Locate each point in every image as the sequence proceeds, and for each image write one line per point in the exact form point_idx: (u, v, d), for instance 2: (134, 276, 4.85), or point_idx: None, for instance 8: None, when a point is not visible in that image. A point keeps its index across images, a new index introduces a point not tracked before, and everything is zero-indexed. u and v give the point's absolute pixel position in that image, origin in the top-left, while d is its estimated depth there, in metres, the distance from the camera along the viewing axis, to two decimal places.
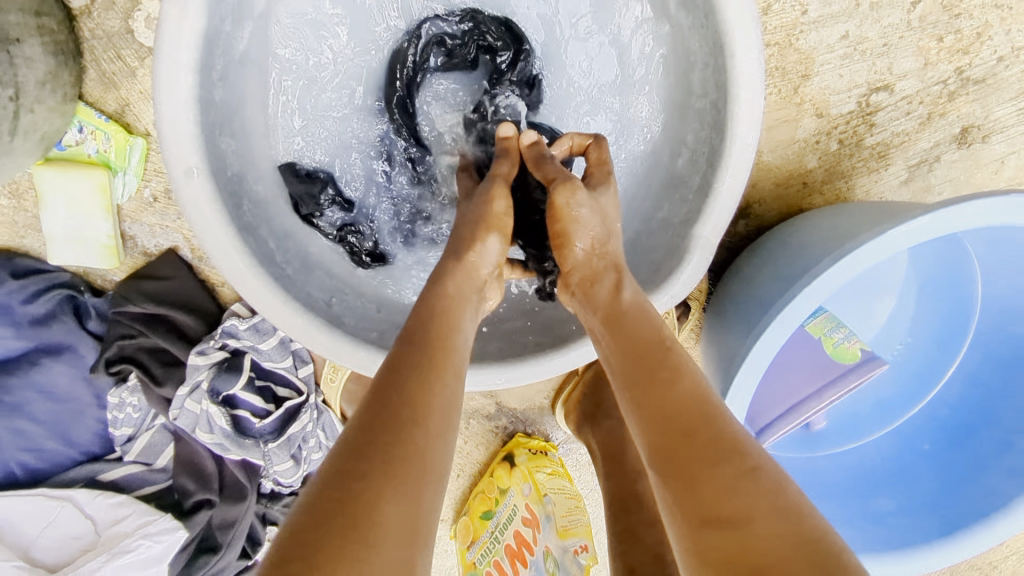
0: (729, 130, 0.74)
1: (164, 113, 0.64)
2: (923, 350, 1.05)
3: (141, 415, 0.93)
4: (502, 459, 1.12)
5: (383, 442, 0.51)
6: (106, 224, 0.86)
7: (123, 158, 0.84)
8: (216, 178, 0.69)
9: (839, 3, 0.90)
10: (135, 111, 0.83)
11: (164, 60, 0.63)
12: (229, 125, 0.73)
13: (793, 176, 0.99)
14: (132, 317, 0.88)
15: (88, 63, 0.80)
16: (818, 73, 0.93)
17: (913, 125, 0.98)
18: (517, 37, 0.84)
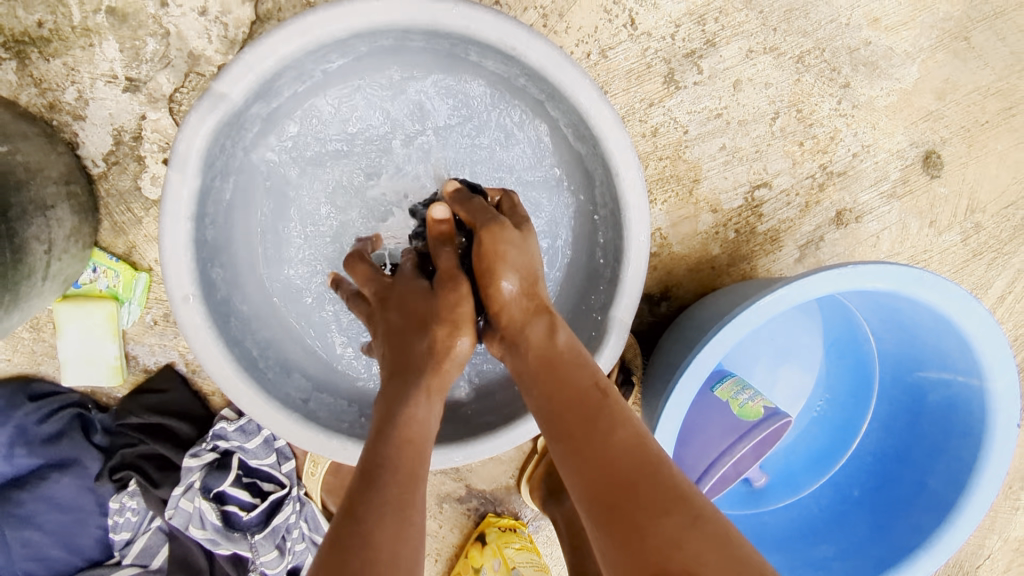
0: (626, 232, 0.91)
1: (167, 253, 0.81)
2: (841, 403, 1.19)
3: (139, 518, 1.02)
4: (475, 539, 1.21)
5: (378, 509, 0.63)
6: (113, 347, 1.00)
7: (129, 290, 1.00)
8: (207, 301, 0.85)
9: (713, 123, 1.10)
10: (140, 251, 1.00)
11: (166, 213, 0.80)
12: (218, 258, 0.89)
13: (702, 262, 1.17)
14: (134, 427, 1.00)
15: (103, 216, 0.98)
16: (706, 177, 1.13)
17: (796, 212, 1.17)
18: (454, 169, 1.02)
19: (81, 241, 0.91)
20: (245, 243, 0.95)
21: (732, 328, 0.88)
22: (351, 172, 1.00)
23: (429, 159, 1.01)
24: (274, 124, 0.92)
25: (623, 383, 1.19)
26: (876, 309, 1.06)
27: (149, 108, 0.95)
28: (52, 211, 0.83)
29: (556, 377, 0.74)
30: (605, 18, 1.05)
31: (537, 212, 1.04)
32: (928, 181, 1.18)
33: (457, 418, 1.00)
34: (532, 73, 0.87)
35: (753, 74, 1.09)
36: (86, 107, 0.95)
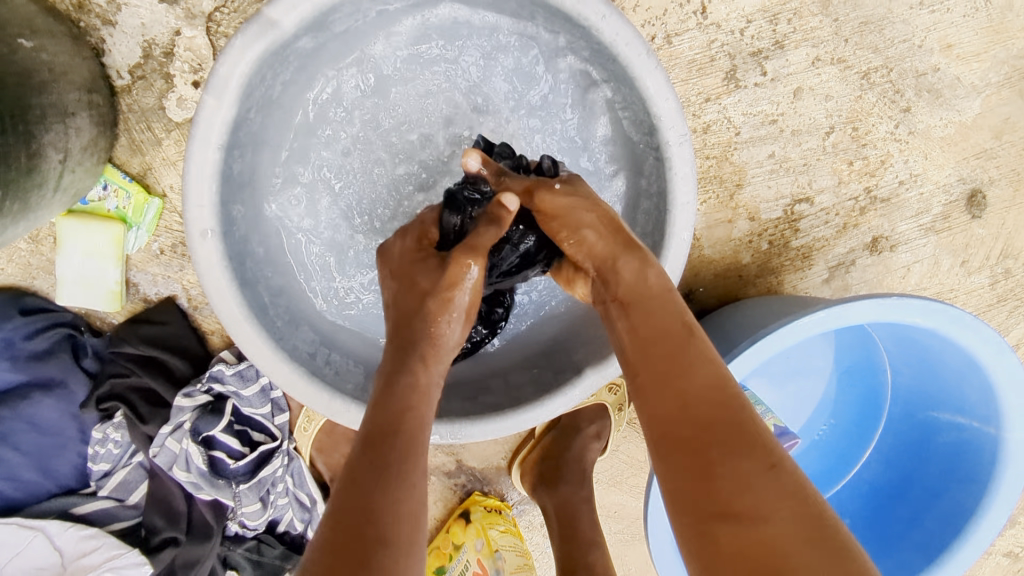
0: (668, 229, 0.88)
1: (191, 184, 0.76)
2: (845, 429, 1.18)
3: (121, 451, 0.98)
4: (458, 516, 1.19)
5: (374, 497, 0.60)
6: (115, 272, 0.95)
7: (139, 214, 0.95)
8: (227, 239, 0.80)
9: (767, 128, 1.06)
10: (155, 174, 0.94)
11: (195, 141, 0.75)
12: (241, 195, 0.84)
13: (730, 269, 1.14)
14: (127, 358, 0.96)
15: (121, 132, 0.92)
16: (749, 184, 1.09)
17: (832, 233, 1.14)
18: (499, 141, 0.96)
19: (96, 155, 0.85)
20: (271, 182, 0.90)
21: (765, 344, 0.84)
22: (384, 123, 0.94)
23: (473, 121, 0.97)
24: (316, 60, 0.86)
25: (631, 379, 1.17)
26: (900, 342, 1.04)
27: (185, 24, 0.89)
28: (71, 119, 0.77)
29: (648, 313, 0.70)
30: (676, 2, 1.00)
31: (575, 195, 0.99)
32: (968, 220, 1.16)
33: (465, 396, 0.97)
34: (599, 47, 0.82)
35: (816, 84, 1.05)
36: (117, 12, 0.88)
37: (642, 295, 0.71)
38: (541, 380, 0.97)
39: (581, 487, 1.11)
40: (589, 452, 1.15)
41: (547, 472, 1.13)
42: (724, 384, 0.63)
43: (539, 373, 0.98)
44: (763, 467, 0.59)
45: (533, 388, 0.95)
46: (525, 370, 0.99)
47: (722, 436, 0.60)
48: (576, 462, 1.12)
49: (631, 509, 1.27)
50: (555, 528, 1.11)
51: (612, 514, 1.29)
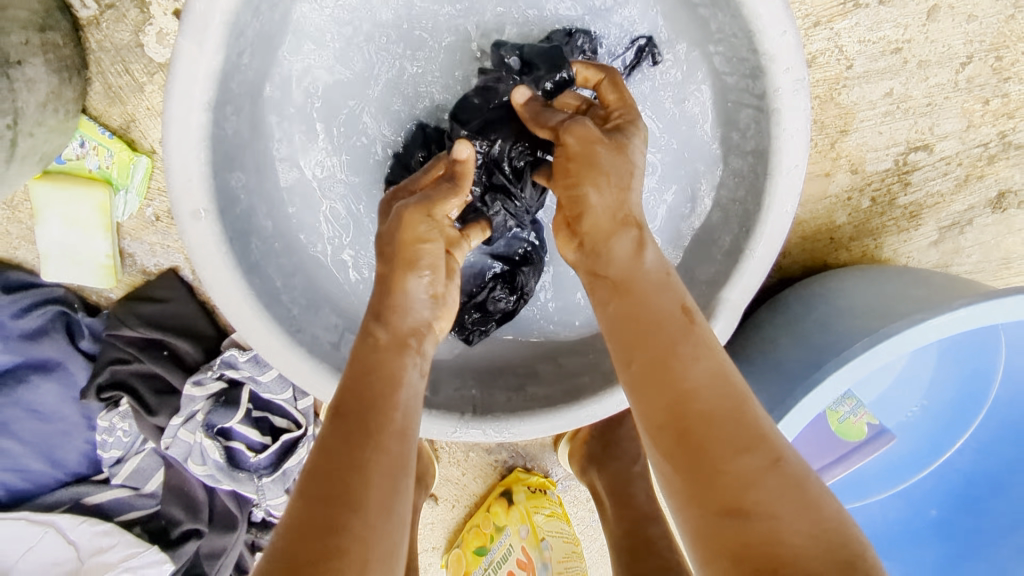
0: (766, 202, 0.70)
1: (173, 151, 0.60)
2: (938, 413, 1.03)
3: (132, 438, 0.89)
4: (499, 494, 1.10)
5: (328, 486, 0.49)
6: (104, 243, 0.82)
7: (126, 175, 0.79)
8: (225, 217, 0.65)
9: (887, 59, 0.85)
10: (140, 127, 0.78)
11: (174, 94, 0.59)
12: (238, 159, 0.67)
13: (821, 232, 0.96)
14: (127, 342, 0.84)
15: (93, 76, 0.75)
16: (856, 129, 0.89)
17: (949, 187, 0.95)
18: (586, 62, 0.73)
19: (63, 108, 0.69)
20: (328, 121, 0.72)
21: (883, 344, 0.68)
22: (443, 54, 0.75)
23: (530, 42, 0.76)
24: None
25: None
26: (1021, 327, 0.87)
27: None
28: None
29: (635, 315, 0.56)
30: None
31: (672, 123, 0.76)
32: None
33: (510, 386, 0.84)
34: None
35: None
36: None
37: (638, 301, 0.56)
38: (599, 369, 0.83)
39: (635, 464, 0.98)
40: None
41: (600, 453, 1.00)
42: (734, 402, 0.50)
43: (596, 359, 0.84)
44: (763, 464, 0.47)
45: (590, 378, 0.82)
46: (579, 356, 0.86)
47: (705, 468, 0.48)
48: (630, 443, 1.00)
49: None
50: (609, 505, 0.96)
51: None
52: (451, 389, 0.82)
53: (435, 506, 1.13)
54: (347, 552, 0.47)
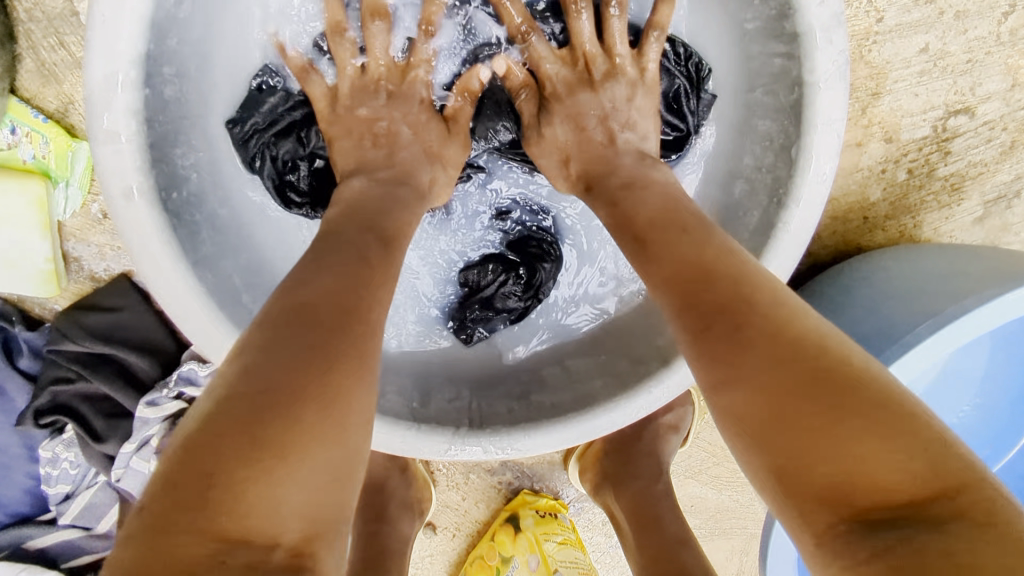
0: (801, 161, 0.60)
1: (97, 116, 0.51)
2: (996, 413, 0.90)
3: (80, 471, 0.78)
4: (505, 521, 0.98)
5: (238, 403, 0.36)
6: (43, 245, 0.72)
7: (64, 166, 0.70)
8: (166, 199, 0.56)
9: (921, 10, 0.76)
10: (80, 110, 0.69)
11: (96, 45, 0.50)
12: (181, 133, 0.59)
13: (853, 211, 0.86)
14: (70, 358, 0.73)
15: (23, 51, 0.66)
16: (890, 92, 0.79)
17: (993, 154, 0.85)
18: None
19: None
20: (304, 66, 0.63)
21: (950, 327, 0.60)
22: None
23: None
24: None
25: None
26: None
27: None
28: None
29: (668, 240, 0.49)
30: None
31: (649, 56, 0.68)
32: None
33: (512, 395, 0.73)
34: None
35: None
36: None
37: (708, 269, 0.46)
38: (613, 371, 0.71)
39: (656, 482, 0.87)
40: (667, 448, 0.91)
41: (614, 470, 0.89)
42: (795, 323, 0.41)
43: (610, 360, 0.73)
44: (825, 383, 0.37)
45: (604, 380, 0.71)
46: (590, 356, 0.75)
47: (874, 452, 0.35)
48: (648, 457, 0.89)
49: (713, 503, 1.05)
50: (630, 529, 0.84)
51: (689, 509, 1.07)
52: (443, 400, 0.71)
53: (433, 537, 1.01)
54: (236, 495, 0.33)
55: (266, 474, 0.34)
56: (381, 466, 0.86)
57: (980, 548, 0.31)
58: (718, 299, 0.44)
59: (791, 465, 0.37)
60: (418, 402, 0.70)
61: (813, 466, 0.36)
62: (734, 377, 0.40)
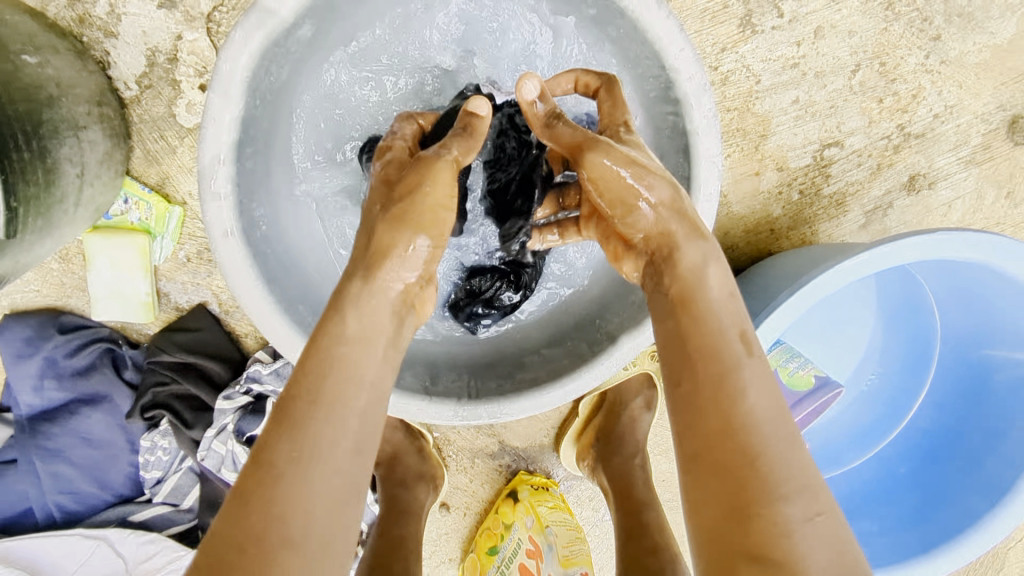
0: (693, 187, 0.84)
1: (207, 182, 0.75)
2: (892, 377, 1.15)
3: (170, 458, 1.00)
4: (506, 496, 1.19)
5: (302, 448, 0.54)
6: (144, 282, 0.96)
7: (163, 226, 0.95)
8: (249, 238, 0.80)
9: (789, 73, 1.02)
10: (173, 183, 0.94)
11: (208, 134, 0.74)
12: (259, 193, 0.82)
13: (761, 224, 1.10)
14: (166, 366, 0.97)
15: (135, 143, 0.92)
16: (774, 133, 1.05)
17: (865, 175, 1.09)
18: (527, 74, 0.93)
19: (113, 167, 0.85)
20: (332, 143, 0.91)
21: (805, 293, 0.80)
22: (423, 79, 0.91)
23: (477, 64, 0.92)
24: (317, 51, 0.83)
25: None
26: (943, 280, 1.00)
27: (185, 27, 0.87)
28: (84, 132, 0.76)
29: (679, 293, 0.63)
30: None
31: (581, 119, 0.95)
32: (1010, 148, 1.11)
33: (501, 374, 0.96)
34: (605, 3, 0.79)
35: (837, 21, 1.00)
36: (118, 23, 0.87)
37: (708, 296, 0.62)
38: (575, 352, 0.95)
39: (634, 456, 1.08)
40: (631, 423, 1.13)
41: (601, 449, 1.10)
42: (732, 423, 0.55)
43: (572, 346, 0.96)
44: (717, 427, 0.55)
45: (570, 359, 0.94)
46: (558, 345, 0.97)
47: (785, 471, 0.53)
48: (625, 434, 1.10)
49: None
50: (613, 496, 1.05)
51: (661, 484, 1.27)
52: (448, 380, 0.94)
53: (448, 515, 1.21)
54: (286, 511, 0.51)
55: (295, 470, 0.52)
56: (403, 446, 1.08)
57: (753, 543, 0.51)
58: (693, 343, 0.59)
59: (711, 457, 0.55)
60: (432, 383, 0.93)
61: (731, 469, 0.54)
62: (683, 389, 0.58)
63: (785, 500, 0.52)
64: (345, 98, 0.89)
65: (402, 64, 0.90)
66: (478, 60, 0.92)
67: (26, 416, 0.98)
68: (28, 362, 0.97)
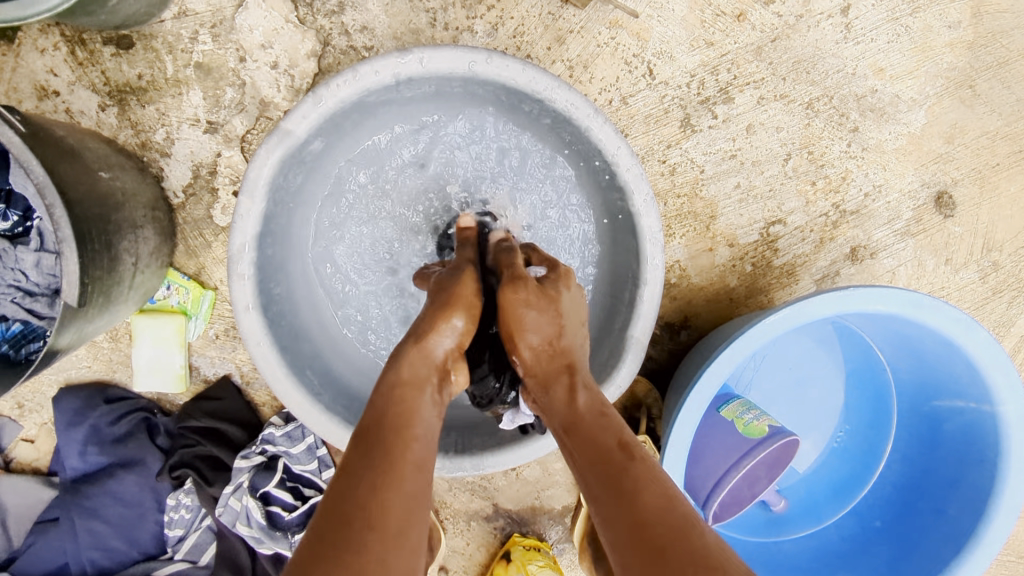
0: (642, 260, 0.97)
1: (234, 268, 0.91)
2: (859, 434, 1.21)
3: (191, 516, 1.11)
4: (501, 557, 1.25)
5: (353, 523, 0.58)
6: (179, 356, 1.11)
7: (196, 306, 1.12)
8: (265, 312, 0.95)
9: (728, 163, 1.19)
10: (208, 272, 1.13)
11: (237, 229, 0.91)
12: (275, 276, 0.99)
13: (720, 294, 1.22)
14: (193, 430, 1.11)
15: (179, 240, 1.11)
16: (722, 214, 1.20)
17: (810, 248, 1.22)
18: (501, 175, 1.11)
19: (160, 259, 1.04)
20: (337, 234, 1.09)
21: (738, 343, 0.95)
22: (414, 181, 1.10)
23: (459, 166, 1.11)
24: (326, 160, 1.02)
25: (650, 431, 1.23)
26: (888, 337, 1.10)
27: (224, 146, 1.09)
28: (140, 230, 0.95)
29: (560, 398, 0.76)
30: (625, 69, 1.15)
31: (548, 209, 1.11)
32: (941, 220, 1.23)
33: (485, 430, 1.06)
34: (556, 114, 0.96)
35: (765, 119, 1.19)
36: (172, 145, 1.09)
37: (581, 421, 0.72)
38: None
39: None
40: None
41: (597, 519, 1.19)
42: (625, 451, 0.68)
43: None
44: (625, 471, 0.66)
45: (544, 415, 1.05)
46: None
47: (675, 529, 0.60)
48: None
49: None
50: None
51: None
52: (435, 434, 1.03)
53: None
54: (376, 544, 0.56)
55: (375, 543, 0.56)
56: None
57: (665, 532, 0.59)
58: (585, 417, 0.73)
59: (598, 490, 0.66)
60: None
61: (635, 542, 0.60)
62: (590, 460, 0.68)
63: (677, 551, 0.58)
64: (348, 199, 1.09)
65: (397, 170, 1.10)
66: (460, 162, 1.10)
67: (69, 478, 1.11)
68: (74, 429, 1.11)
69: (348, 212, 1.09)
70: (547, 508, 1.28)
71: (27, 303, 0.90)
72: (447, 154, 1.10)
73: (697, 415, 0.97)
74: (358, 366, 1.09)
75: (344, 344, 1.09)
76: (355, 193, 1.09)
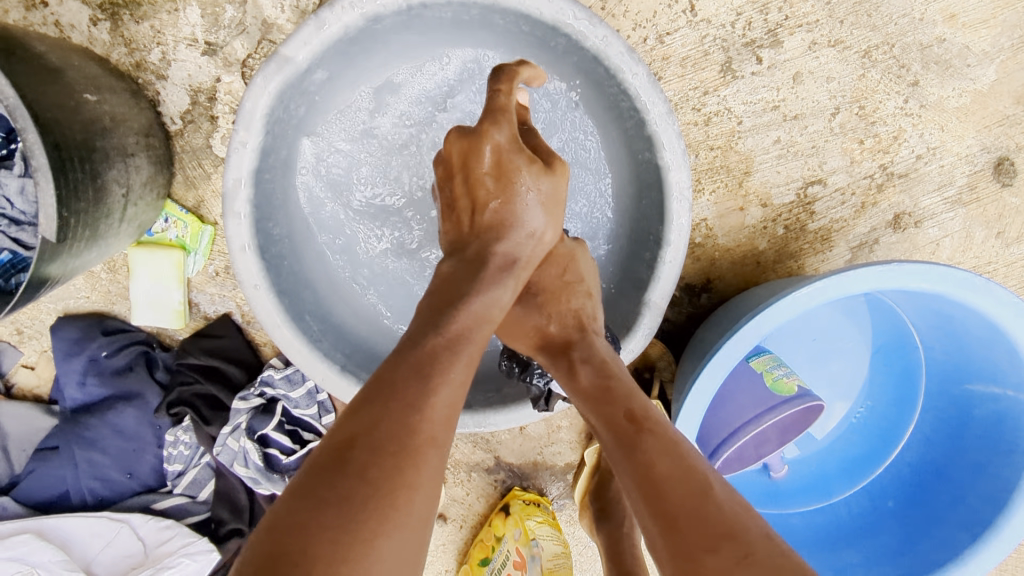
0: (666, 219, 0.89)
1: (229, 205, 0.85)
2: (883, 412, 1.16)
3: (191, 453, 1.10)
4: (499, 509, 1.24)
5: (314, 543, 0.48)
6: (178, 293, 1.08)
7: (195, 241, 1.08)
8: (263, 252, 0.89)
9: (769, 114, 1.09)
10: (208, 205, 1.07)
11: (232, 163, 0.84)
12: (275, 216, 0.93)
13: (747, 257, 1.14)
14: (191, 368, 1.09)
15: (177, 170, 1.05)
16: (757, 170, 1.10)
17: (850, 213, 1.13)
18: None
19: (155, 190, 0.98)
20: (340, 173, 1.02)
21: (764, 315, 0.88)
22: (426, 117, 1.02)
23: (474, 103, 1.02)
24: (332, 89, 0.94)
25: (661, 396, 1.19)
26: (925, 315, 1.03)
27: (224, 71, 1.01)
28: (131, 159, 0.89)
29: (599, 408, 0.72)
30: (664, 3, 1.04)
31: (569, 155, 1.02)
32: (998, 189, 1.13)
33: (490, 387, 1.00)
34: (583, 52, 0.86)
35: (815, 67, 1.07)
36: (168, 67, 1.01)
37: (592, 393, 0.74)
38: None
39: (627, 491, 1.16)
40: None
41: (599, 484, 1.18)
42: (688, 474, 0.61)
43: None
44: (734, 557, 0.54)
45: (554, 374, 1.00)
46: None
47: (700, 523, 0.57)
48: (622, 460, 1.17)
49: None
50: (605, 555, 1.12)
51: None
52: None
53: (444, 526, 1.28)
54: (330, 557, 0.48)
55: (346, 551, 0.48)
56: None
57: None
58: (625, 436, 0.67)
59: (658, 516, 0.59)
60: None
61: (666, 515, 0.58)
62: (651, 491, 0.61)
63: (709, 552, 0.55)
64: (356, 134, 1.01)
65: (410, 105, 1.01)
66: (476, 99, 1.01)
67: (69, 408, 1.10)
68: (73, 360, 1.09)
69: (355, 149, 1.02)
70: (549, 464, 1.26)
71: (12, 232, 0.86)
72: (463, 88, 1.01)
73: (712, 387, 0.92)
74: (359, 313, 1.04)
75: (345, 289, 1.04)
76: (361, 130, 1.01)
